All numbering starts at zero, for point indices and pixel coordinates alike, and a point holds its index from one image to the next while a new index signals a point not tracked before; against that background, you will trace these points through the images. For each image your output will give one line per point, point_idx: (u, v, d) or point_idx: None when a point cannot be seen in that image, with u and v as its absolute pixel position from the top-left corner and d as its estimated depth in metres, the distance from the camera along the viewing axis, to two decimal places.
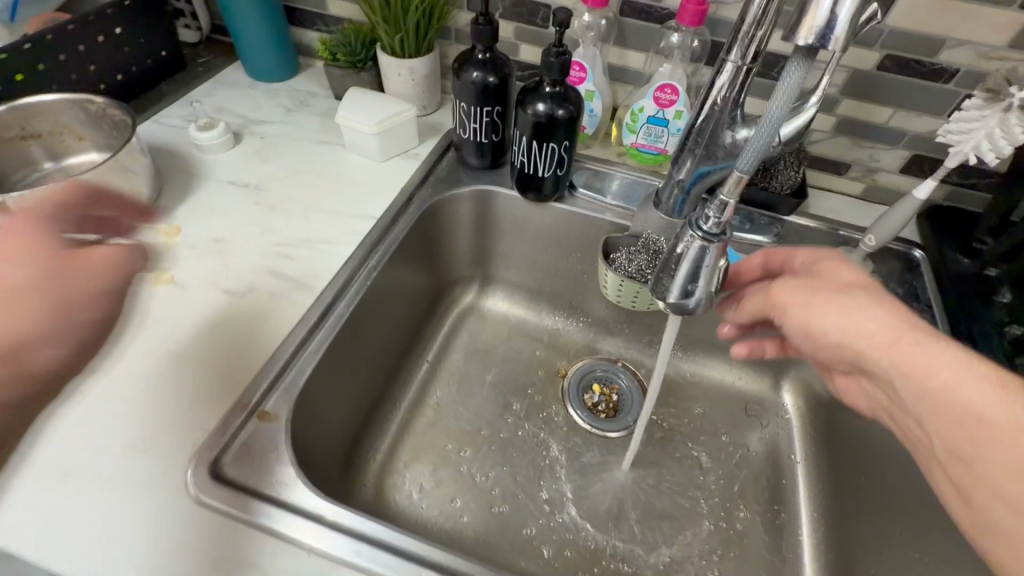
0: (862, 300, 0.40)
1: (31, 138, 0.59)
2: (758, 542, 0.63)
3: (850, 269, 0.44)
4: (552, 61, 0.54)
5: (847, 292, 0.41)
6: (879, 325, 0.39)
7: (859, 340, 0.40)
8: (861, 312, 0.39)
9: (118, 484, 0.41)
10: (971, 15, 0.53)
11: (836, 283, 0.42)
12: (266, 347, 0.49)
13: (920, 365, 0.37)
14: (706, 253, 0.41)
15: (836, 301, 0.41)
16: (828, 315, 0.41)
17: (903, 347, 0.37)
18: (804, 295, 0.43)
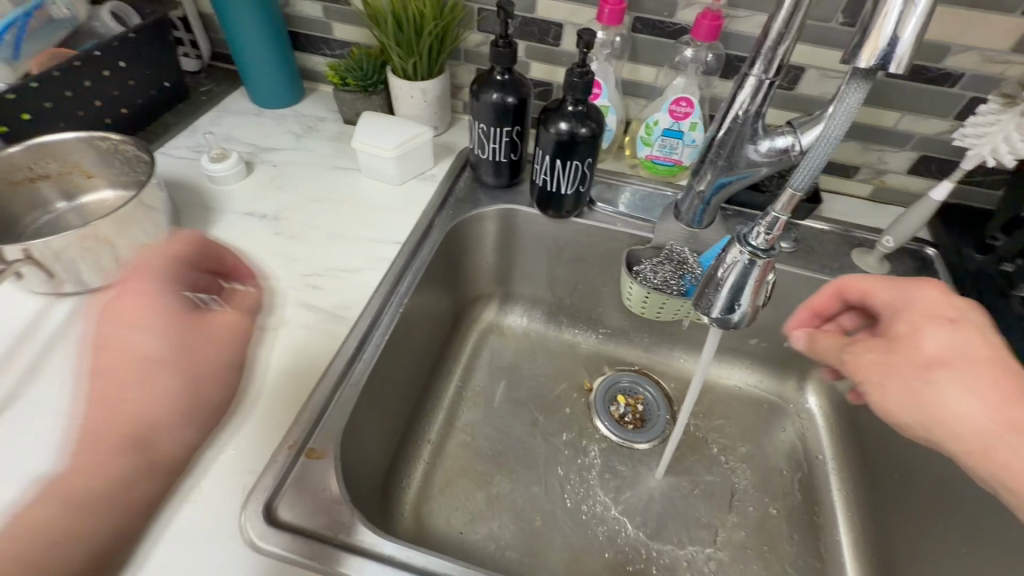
0: (950, 389, 0.36)
1: (42, 179, 0.58)
2: (798, 545, 0.62)
3: (944, 331, 0.38)
4: (576, 81, 0.54)
5: (937, 374, 0.37)
6: (975, 418, 0.35)
7: (945, 440, 0.36)
8: (948, 403, 0.36)
9: (170, 537, 0.39)
10: (978, 22, 0.55)
11: (917, 360, 0.38)
12: (306, 382, 0.48)
13: (1014, 473, 0.34)
14: (752, 270, 0.42)
15: (923, 385, 0.37)
16: (908, 402, 0.37)
17: (1001, 447, 0.34)
18: (884, 375, 0.39)
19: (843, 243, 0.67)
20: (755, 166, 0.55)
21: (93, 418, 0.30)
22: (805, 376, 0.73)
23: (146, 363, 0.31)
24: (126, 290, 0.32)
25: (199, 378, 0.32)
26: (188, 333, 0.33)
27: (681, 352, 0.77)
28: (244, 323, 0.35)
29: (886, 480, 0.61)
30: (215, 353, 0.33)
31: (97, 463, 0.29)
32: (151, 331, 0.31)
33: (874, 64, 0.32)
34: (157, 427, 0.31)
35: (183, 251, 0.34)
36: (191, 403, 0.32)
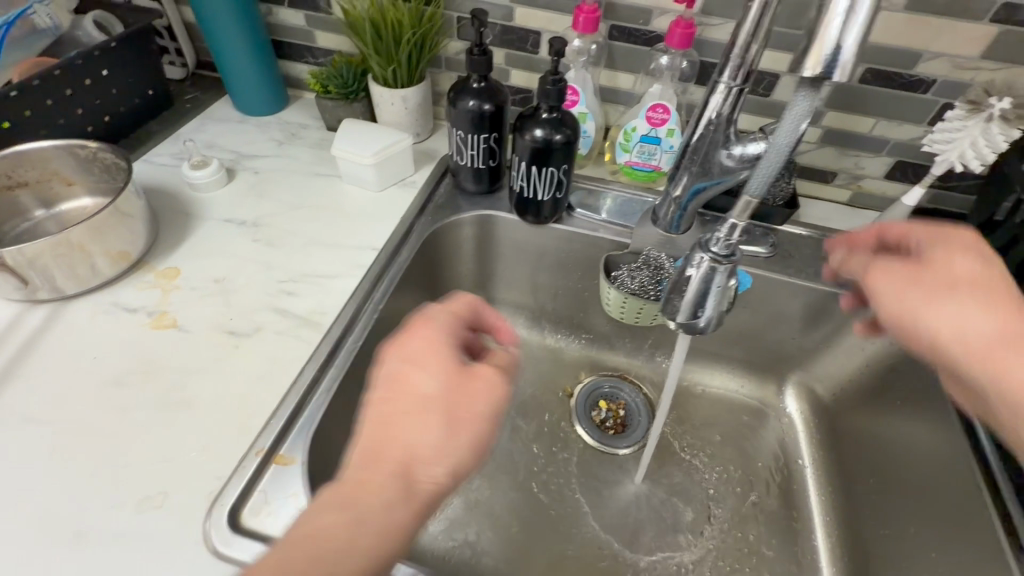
0: (963, 301, 0.40)
1: (20, 187, 0.58)
2: (776, 550, 0.62)
3: (967, 259, 0.42)
4: (550, 89, 0.55)
5: (958, 292, 0.41)
6: (984, 332, 0.39)
7: (953, 343, 0.40)
8: (960, 314, 0.40)
9: (135, 543, 0.39)
10: (947, 30, 0.55)
11: (943, 276, 0.42)
12: (278, 388, 0.48)
13: (1014, 379, 0.38)
14: (717, 276, 0.43)
15: (942, 299, 0.41)
16: (924, 310, 0.41)
17: (1006, 360, 0.38)
18: (907, 289, 0.43)
19: (820, 248, 0.67)
20: (728, 173, 0.55)
21: (373, 438, 0.35)
22: (785, 380, 0.73)
23: (420, 398, 0.36)
24: (414, 334, 0.39)
25: (466, 419, 0.35)
26: (460, 378, 0.37)
27: (663, 357, 0.77)
28: (502, 379, 0.38)
29: (863, 485, 0.61)
30: (482, 403, 0.36)
31: (367, 491, 0.33)
32: (426, 372, 0.37)
33: (818, 73, 0.32)
34: (423, 456, 0.34)
35: (461, 313, 0.42)
36: (457, 439, 0.35)
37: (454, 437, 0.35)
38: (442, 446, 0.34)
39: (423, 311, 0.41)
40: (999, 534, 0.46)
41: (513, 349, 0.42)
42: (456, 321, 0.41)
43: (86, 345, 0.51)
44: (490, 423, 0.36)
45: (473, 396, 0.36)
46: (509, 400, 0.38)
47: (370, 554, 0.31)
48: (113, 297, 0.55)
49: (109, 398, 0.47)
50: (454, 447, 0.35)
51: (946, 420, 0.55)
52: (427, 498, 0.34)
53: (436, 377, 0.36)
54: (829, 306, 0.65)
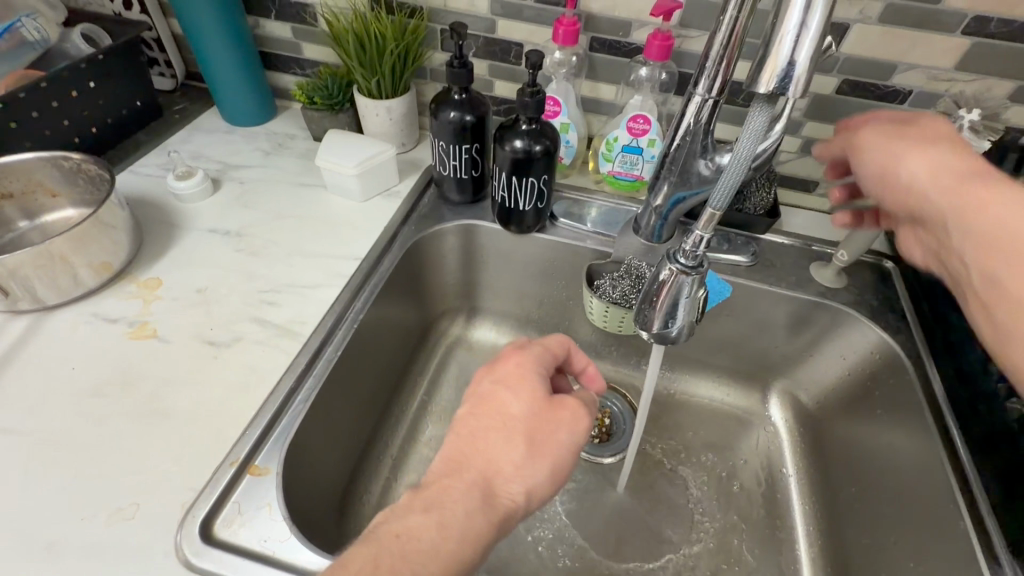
0: (933, 148, 0.40)
1: (5, 199, 0.59)
2: (759, 560, 0.62)
3: (943, 121, 0.42)
4: (528, 101, 0.55)
5: (932, 139, 0.41)
6: (953, 168, 0.39)
7: (925, 180, 0.40)
8: (933, 153, 0.40)
9: (105, 555, 0.39)
10: (920, 42, 0.56)
11: (920, 127, 0.42)
12: (256, 398, 0.48)
13: (976, 202, 0.37)
14: (686, 286, 0.43)
15: (915, 143, 0.41)
16: (903, 153, 0.41)
17: (972, 187, 0.37)
18: (886, 136, 0.43)
19: (802, 257, 0.68)
20: (706, 183, 0.56)
21: (458, 450, 0.38)
22: (769, 388, 0.73)
23: (508, 418, 0.39)
24: (508, 361, 0.43)
25: (547, 446, 0.38)
26: (548, 406, 0.40)
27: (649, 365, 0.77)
28: (586, 413, 0.41)
29: (846, 494, 0.61)
30: (563, 433, 0.39)
31: (451, 499, 0.35)
32: (517, 396, 0.40)
33: (773, 87, 0.33)
34: (503, 470, 0.37)
35: (556, 351, 0.45)
36: (536, 461, 0.38)
37: (537, 459, 0.38)
38: (525, 463, 0.38)
39: (518, 342, 0.45)
40: (976, 550, 0.46)
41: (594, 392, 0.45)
42: (550, 356, 0.44)
43: (65, 356, 0.51)
44: (570, 452, 0.39)
45: (556, 426, 0.39)
46: (587, 436, 0.40)
47: (454, 560, 0.33)
48: (94, 307, 0.55)
49: (86, 409, 0.47)
50: (536, 468, 0.38)
51: (924, 426, 0.54)
52: (505, 514, 0.36)
53: (522, 400, 0.40)
54: (810, 315, 0.65)
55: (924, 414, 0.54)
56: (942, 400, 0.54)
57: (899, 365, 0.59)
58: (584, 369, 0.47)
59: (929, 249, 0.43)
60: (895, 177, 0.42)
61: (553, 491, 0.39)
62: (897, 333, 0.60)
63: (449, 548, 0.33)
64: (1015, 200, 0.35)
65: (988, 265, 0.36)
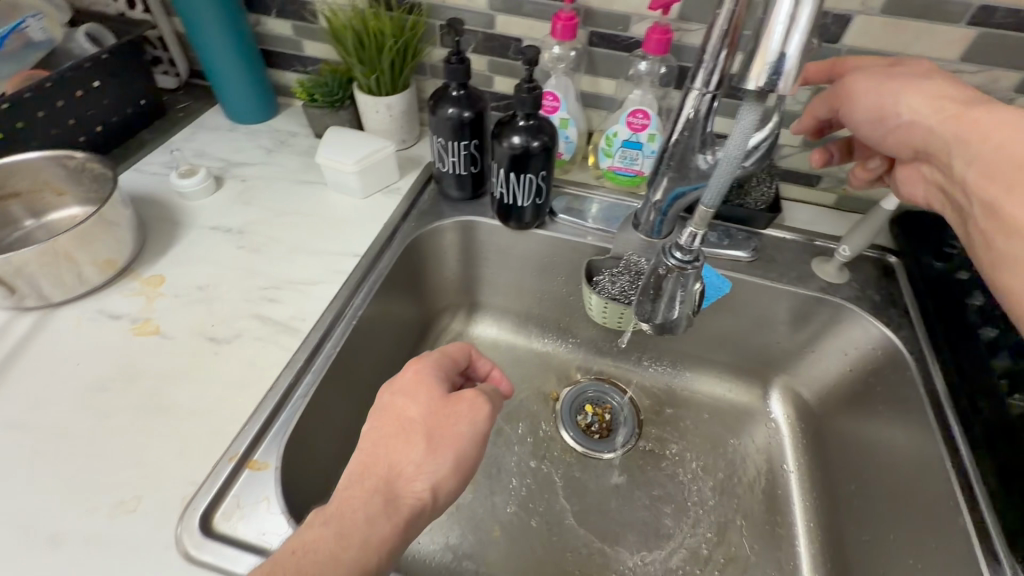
0: (929, 84, 0.43)
1: (12, 198, 0.60)
2: (757, 555, 0.62)
3: (919, 65, 0.46)
4: (525, 97, 0.55)
5: (920, 79, 0.44)
6: (943, 100, 0.42)
7: (925, 114, 0.43)
8: (930, 89, 0.43)
9: (107, 545, 0.40)
10: (924, 34, 0.55)
11: (912, 69, 0.45)
12: (256, 392, 0.49)
13: (975, 128, 0.39)
14: (686, 279, 0.43)
15: (903, 84, 0.45)
16: (899, 92, 0.44)
17: (968, 114, 0.40)
18: (879, 79, 0.46)
19: (804, 252, 0.67)
20: (705, 178, 0.55)
21: (362, 459, 0.39)
22: (770, 384, 0.72)
23: (407, 421, 0.40)
24: (405, 368, 0.44)
25: (446, 440, 0.39)
26: (445, 404, 0.41)
27: (650, 361, 0.77)
28: (489, 404, 0.42)
29: (846, 491, 0.61)
30: (463, 425, 0.40)
31: (354, 504, 0.36)
32: (413, 398, 0.41)
33: (762, 82, 0.32)
34: (404, 471, 0.38)
35: (456, 356, 0.47)
36: (436, 457, 0.39)
37: (437, 455, 0.39)
38: (426, 457, 0.38)
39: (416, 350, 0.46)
40: (977, 549, 0.46)
41: (499, 392, 0.47)
42: (449, 362, 0.46)
43: (70, 351, 0.52)
44: (474, 441, 0.40)
45: (455, 419, 0.40)
46: (491, 426, 0.41)
47: (365, 564, 0.34)
48: (98, 303, 0.56)
49: (90, 404, 0.48)
50: (437, 463, 0.38)
51: (926, 424, 0.53)
52: (410, 513, 0.37)
53: (417, 402, 0.41)
54: (812, 311, 0.64)
55: (925, 411, 0.54)
56: (945, 398, 0.53)
57: (902, 362, 0.58)
58: (489, 374, 0.49)
59: (933, 187, 0.46)
60: (892, 118, 0.45)
61: (462, 483, 0.40)
62: (899, 328, 0.59)
63: (350, 554, 0.34)
64: (1012, 119, 0.38)
65: (990, 194, 0.38)
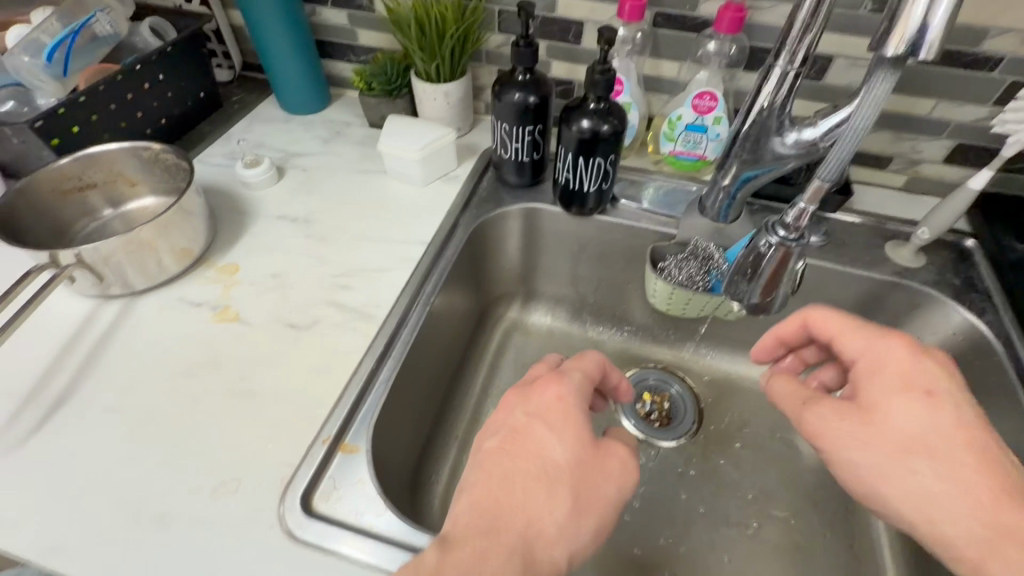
0: (930, 476, 0.36)
1: (90, 189, 0.61)
2: (831, 544, 0.61)
3: (926, 412, 0.38)
4: (598, 79, 0.54)
5: (912, 460, 0.37)
6: (952, 509, 0.35)
7: (933, 522, 0.36)
8: (924, 484, 0.36)
9: (213, 525, 0.41)
10: (1015, 5, 0.53)
11: (892, 432, 0.38)
12: (339, 378, 0.50)
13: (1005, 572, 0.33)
14: (788, 258, 0.47)
15: (893, 466, 0.38)
16: (890, 474, 0.38)
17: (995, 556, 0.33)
18: (854, 444, 0.39)
19: (875, 236, 0.65)
20: (782, 160, 0.53)
21: (494, 498, 0.38)
22: None
23: (552, 467, 0.39)
24: (547, 391, 0.43)
25: (591, 502, 0.39)
26: (592, 452, 0.41)
27: (709, 349, 0.76)
28: (631, 467, 0.42)
29: None
30: (609, 487, 0.40)
31: (489, 558, 0.35)
32: (559, 441, 0.40)
33: (902, 51, 0.33)
34: (545, 531, 0.37)
35: (593, 375, 0.46)
36: (578, 523, 0.38)
37: (579, 520, 0.38)
38: (569, 517, 0.38)
39: (558, 368, 0.45)
40: None
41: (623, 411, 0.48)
42: (588, 386, 0.45)
43: (155, 338, 0.53)
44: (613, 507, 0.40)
45: (601, 479, 0.40)
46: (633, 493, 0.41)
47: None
48: (178, 292, 0.57)
49: (179, 388, 0.49)
50: (578, 529, 0.38)
51: (1020, 414, 0.51)
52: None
53: (562, 446, 0.40)
54: (885, 296, 0.63)
55: (1018, 399, 0.52)
56: None
57: (987, 349, 0.56)
58: (617, 385, 0.50)
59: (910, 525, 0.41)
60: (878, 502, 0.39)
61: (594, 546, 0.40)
62: (983, 313, 0.58)
63: None
64: None
65: None
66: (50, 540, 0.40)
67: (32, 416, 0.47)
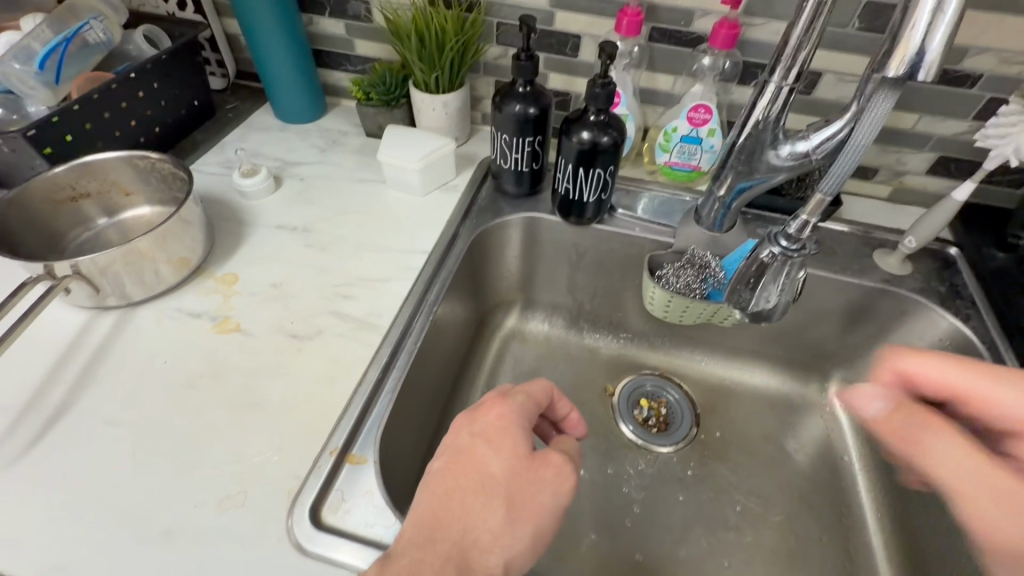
0: None
1: (83, 198, 0.60)
2: (827, 547, 0.62)
3: None
4: (599, 92, 0.56)
5: None
6: None
7: None
8: None
9: (219, 541, 0.40)
10: (993, 25, 0.56)
11: None
12: (344, 389, 0.49)
13: None
14: (792, 265, 0.49)
15: None
16: None
17: None
18: None
19: (863, 244, 0.68)
20: (775, 171, 0.55)
21: (435, 510, 0.38)
22: (827, 376, 0.72)
23: (488, 478, 0.39)
24: (490, 412, 0.43)
25: (526, 512, 0.39)
26: (528, 465, 0.41)
27: (704, 355, 0.77)
28: (567, 479, 0.41)
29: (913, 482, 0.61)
30: (545, 497, 0.39)
31: (426, 569, 0.35)
32: (497, 455, 0.40)
33: (902, 72, 0.35)
34: (480, 539, 0.37)
35: (538, 400, 0.46)
36: (515, 529, 0.38)
37: (513, 527, 0.38)
38: (504, 524, 0.38)
39: (502, 390, 0.46)
40: None
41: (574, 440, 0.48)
42: (533, 407, 0.45)
43: (154, 350, 0.52)
44: (553, 517, 0.40)
45: (538, 488, 0.40)
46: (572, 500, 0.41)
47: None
48: (176, 302, 0.56)
49: (180, 401, 0.48)
50: (515, 536, 0.38)
51: None
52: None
53: (501, 459, 0.40)
54: (874, 302, 0.65)
55: None
56: None
57: (973, 353, 0.58)
58: (567, 417, 0.50)
59: None
60: None
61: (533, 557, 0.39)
62: (968, 319, 0.60)
63: None
64: None
65: None
66: (50, 559, 0.39)
67: (27, 431, 0.46)
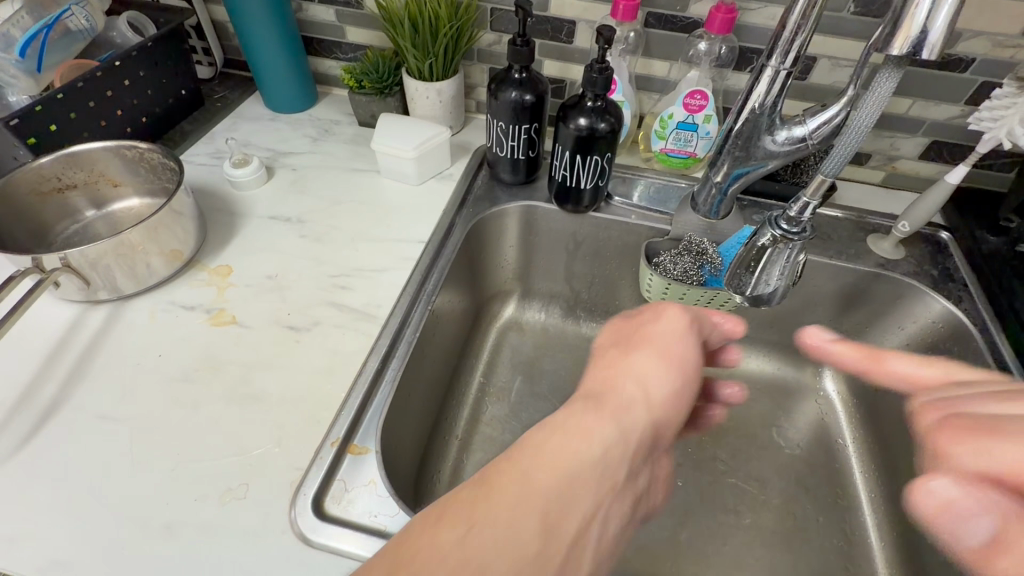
0: None
1: (70, 189, 0.59)
2: (824, 529, 0.63)
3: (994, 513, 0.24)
4: (596, 77, 0.55)
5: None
6: None
7: None
8: None
9: (223, 533, 0.40)
10: (987, 8, 0.56)
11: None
12: (344, 380, 0.49)
13: None
14: (792, 248, 0.49)
15: None
16: None
17: None
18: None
19: (858, 230, 0.68)
20: (771, 157, 0.55)
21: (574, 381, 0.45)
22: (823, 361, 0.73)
23: (600, 345, 0.47)
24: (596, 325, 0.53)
25: (641, 344, 0.45)
26: (632, 322, 0.48)
27: None
28: (676, 319, 0.47)
29: (907, 464, 0.62)
30: (656, 330, 0.46)
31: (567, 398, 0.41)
32: (604, 332, 0.49)
33: (906, 51, 0.35)
34: (607, 370, 0.43)
35: None
36: (636, 355, 0.44)
37: (633, 356, 0.44)
38: (624, 358, 0.44)
39: None
40: None
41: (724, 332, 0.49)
42: None
43: (149, 343, 0.51)
44: (674, 342, 0.45)
45: (647, 330, 0.46)
46: (689, 326, 0.46)
47: (580, 451, 0.35)
48: (169, 295, 0.55)
49: (178, 395, 0.47)
50: (637, 359, 0.43)
51: None
52: (616, 406, 0.39)
53: (607, 333, 0.48)
54: (869, 287, 0.66)
55: None
56: (1013, 365, 0.55)
57: (964, 334, 0.59)
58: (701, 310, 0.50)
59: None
60: None
61: (672, 389, 0.42)
62: (960, 302, 0.61)
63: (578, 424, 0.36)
64: None
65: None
66: (49, 555, 0.39)
67: (20, 426, 0.45)
